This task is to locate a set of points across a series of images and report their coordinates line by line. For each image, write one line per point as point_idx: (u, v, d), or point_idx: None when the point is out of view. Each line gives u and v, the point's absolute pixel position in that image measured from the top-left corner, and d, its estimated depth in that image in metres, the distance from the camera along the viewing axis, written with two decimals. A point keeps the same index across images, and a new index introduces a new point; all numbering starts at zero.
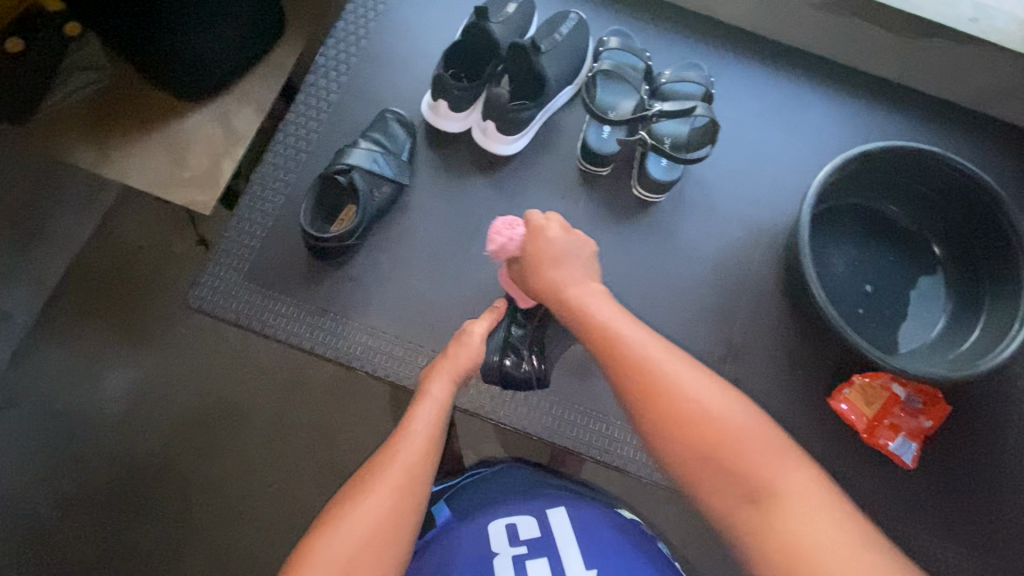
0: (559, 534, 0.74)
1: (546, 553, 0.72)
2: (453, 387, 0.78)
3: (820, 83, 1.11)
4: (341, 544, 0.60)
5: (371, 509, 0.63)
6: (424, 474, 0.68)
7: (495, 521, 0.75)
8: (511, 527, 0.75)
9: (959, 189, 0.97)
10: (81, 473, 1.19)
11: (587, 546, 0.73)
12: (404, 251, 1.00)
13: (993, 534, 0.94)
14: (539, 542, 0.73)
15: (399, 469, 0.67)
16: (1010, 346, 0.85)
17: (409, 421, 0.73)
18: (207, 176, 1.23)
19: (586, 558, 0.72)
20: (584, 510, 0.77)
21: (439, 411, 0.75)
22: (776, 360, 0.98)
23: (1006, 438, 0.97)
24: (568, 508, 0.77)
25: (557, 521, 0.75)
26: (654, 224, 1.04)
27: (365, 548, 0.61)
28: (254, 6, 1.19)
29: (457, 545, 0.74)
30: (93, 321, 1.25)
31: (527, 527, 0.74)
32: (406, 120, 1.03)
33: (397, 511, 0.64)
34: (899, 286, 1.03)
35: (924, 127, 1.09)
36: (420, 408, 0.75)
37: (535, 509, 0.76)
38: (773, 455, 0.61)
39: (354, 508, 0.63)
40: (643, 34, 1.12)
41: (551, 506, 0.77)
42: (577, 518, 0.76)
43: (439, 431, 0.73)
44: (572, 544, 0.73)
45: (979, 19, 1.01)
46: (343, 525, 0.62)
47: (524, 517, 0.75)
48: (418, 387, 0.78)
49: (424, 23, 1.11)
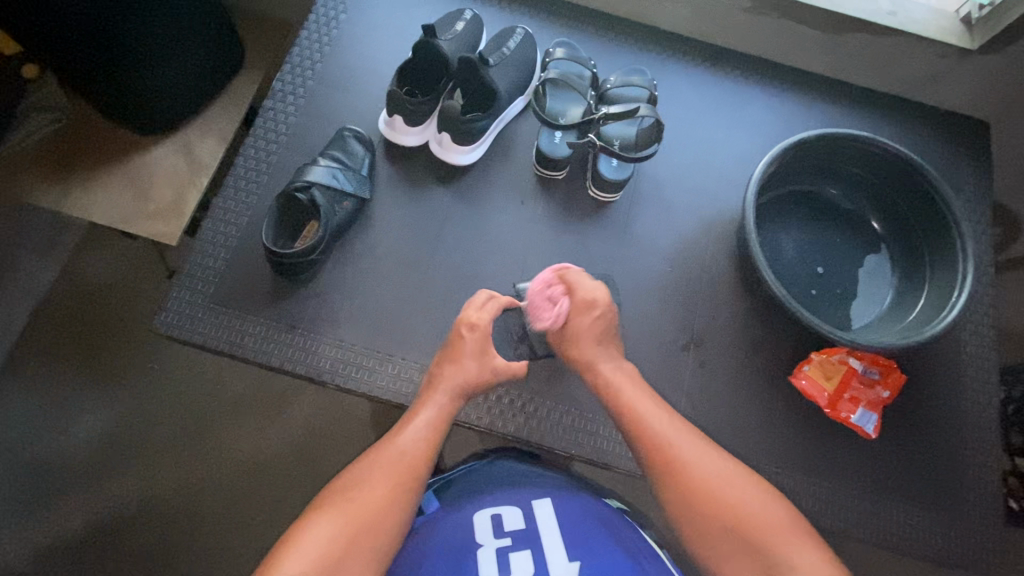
0: (542, 526, 0.76)
1: (528, 546, 0.74)
2: (458, 396, 0.82)
3: (757, 80, 1.17)
4: (331, 527, 0.67)
5: (364, 500, 0.69)
6: (416, 478, 0.73)
7: (481, 511, 0.78)
8: (496, 518, 0.78)
9: (892, 169, 1.03)
10: (58, 520, 1.16)
11: (569, 538, 0.75)
12: (370, 263, 1.02)
13: (958, 497, 0.97)
14: (523, 534, 0.75)
15: (400, 465, 0.74)
16: (953, 311, 0.91)
17: (410, 422, 0.79)
18: (171, 207, 1.26)
19: (569, 550, 0.74)
20: (569, 501, 0.80)
21: (439, 419, 0.80)
22: (738, 343, 1.01)
23: (960, 401, 1.01)
24: (552, 499, 0.80)
25: (540, 512, 0.78)
26: (611, 221, 1.08)
27: (364, 529, 0.67)
28: (210, 40, 1.23)
29: (442, 533, 0.77)
30: (64, 363, 1.24)
31: (512, 519, 0.77)
32: (363, 137, 1.06)
33: (385, 506, 0.70)
34: (848, 264, 1.08)
35: (856, 116, 1.16)
36: (423, 411, 0.80)
37: (521, 501, 0.79)
38: (752, 506, 0.70)
39: (357, 495, 0.70)
40: (587, 44, 1.17)
41: (537, 497, 0.80)
42: (560, 507, 0.79)
43: (438, 433, 0.79)
44: (554, 535, 0.75)
45: (898, 12, 1.08)
46: (345, 509, 0.68)
47: (509, 508, 0.78)
48: (423, 391, 0.83)
49: (376, 45, 1.15)
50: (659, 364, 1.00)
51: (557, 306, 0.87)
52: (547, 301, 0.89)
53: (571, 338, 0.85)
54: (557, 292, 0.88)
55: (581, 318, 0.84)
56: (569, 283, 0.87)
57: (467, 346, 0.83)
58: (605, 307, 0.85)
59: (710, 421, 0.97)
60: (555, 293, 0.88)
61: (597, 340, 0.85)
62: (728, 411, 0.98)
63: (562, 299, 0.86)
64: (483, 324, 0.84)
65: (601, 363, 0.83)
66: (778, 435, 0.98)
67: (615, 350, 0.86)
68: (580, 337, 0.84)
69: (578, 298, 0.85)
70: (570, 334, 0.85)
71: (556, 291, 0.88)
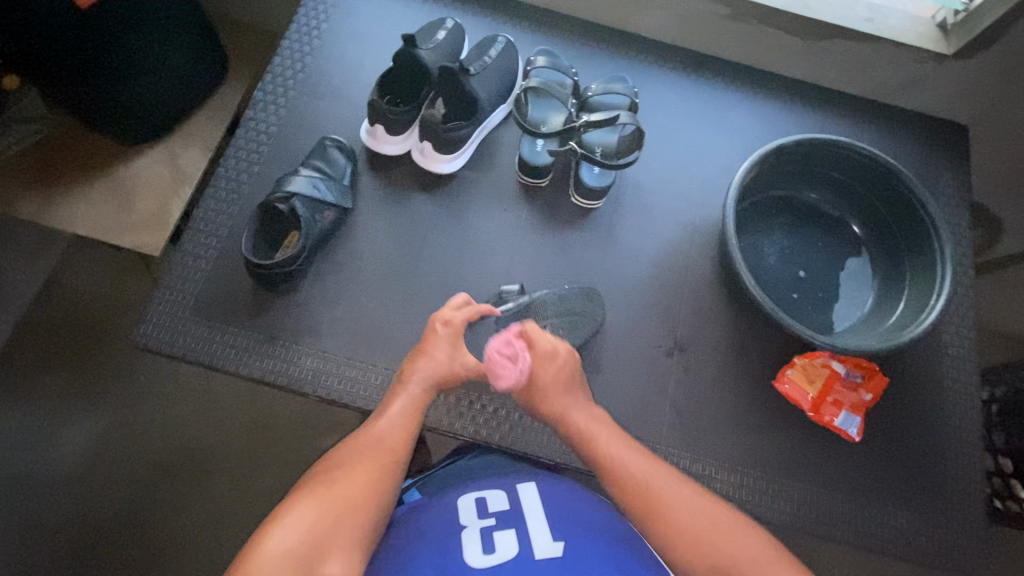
0: (526, 506, 0.75)
1: (513, 525, 0.72)
2: (431, 386, 0.82)
3: (737, 86, 1.18)
4: (314, 509, 0.65)
5: (346, 484, 0.68)
6: (394, 461, 0.72)
7: (464, 495, 0.76)
8: (479, 500, 0.76)
9: (869, 172, 1.04)
10: (37, 537, 1.12)
11: (554, 519, 0.73)
12: (352, 273, 1.02)
13: (942, 497, 0.98)
14: (507, 514, 0.73)
15: (380, 450, 0.73)
16: (932, 314, 0.92)
17: (386, 411, 0.78)
18: (153, 218, 1.26)
19: (553, 530, 0.72)
20: (553, 487, 0.79)
21: (414, 407, 0.79)
22: (721, 347, 1.02)
23: (942, 402, 1.02)
24: (536, 484, 0.79)
25: (525, 494, 0.77)
26: (594, 228, 1.08)
27: (347, 512, 0.66)
28: (193, 49, 1.22)
29: (425, 519, 0.74)
30: (45, 374, 1.20)
31: (497, 500, 0.75)
32: (345, 147, 1.06)
33: (365, 486, 0.69)
34: (830, 268, 1.08)
35: (835, 121, 1.17)
36: (397, 400, 0.80)
37: (506, 485, 0.78)
38: (726, 535, 0.68)
39: (338, 479, 0.68)
40: (569, 52, 1.18)
41: (521, 482, 0.79)
42: (544, 492, 0.78)
43: (415, 420, 0.78)
44: (538, 514, 0.74)
45: (874, 18, 1.10)
46: (327, 492, 0.67)
47: (493, 492, 0.77)
48: (397, 383, 0.83)
49: (358, 54, 1.15)
50: (644, 369, 1.00)
51: (519, 364, 0.81)
52: (509, 357, 0.82)
53: (538, 392, 0.81)
54: (517, 347, 0.82)
55: (546, 371, 0.81)
56: (528, 339, 0.82)
57: (438, 342, 0.84)
58: (566, 355, 0.83)
59: (696, 426, 0.98)
60: (516, 349, 0.82)
61: (564, 390, 0.81)
62: (712, 415, 0.98)
63: (523, 355, 0.81)
64: (456, 322, 0.85)
65: (572, 413, 0.80)
66: (763, 439, 0.98)
67: (585, 394, 0.83)
68: (546, 391, 0.80)
69: (540, 350, 0.81)
70: (535, 390, 0.81)
71: (518, 347, 0.82)
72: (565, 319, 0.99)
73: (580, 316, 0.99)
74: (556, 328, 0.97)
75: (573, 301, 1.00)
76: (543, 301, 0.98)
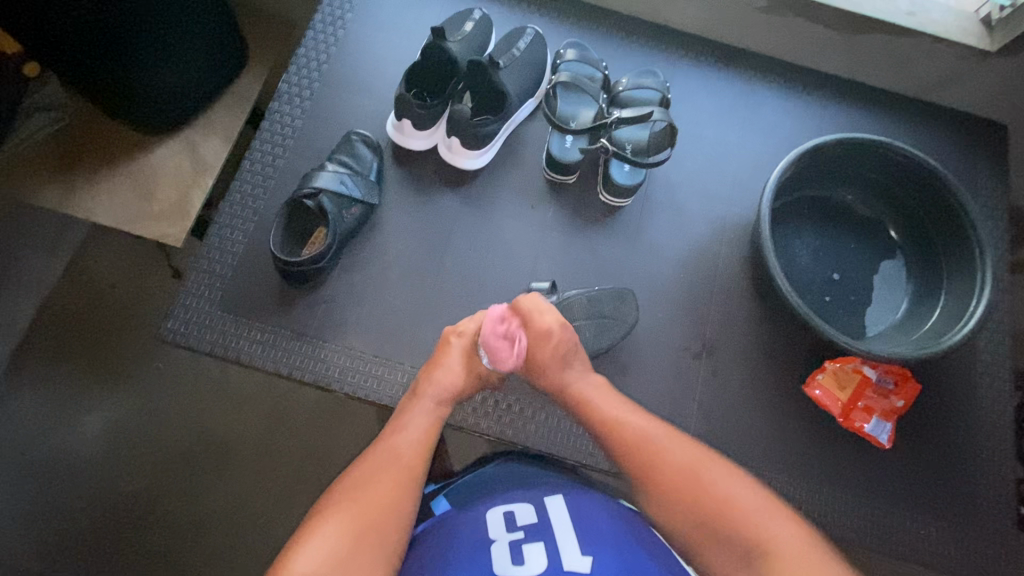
0: (555, 520, 0.72)
1: (541, 537, 0.69)
2: (439, 408, 0.81)
3: (771, 80, 1.15)
4: (335, 530, 0.65)
5: (366, 502, 0.68)
6: (415, 478, 0.72)
7: (492, 508, 0.74)
8: (507, 514, 0.73)
9: (909, 172, 1.01)
10: (66, 519, 1.13)
11: (583, 533, 0.70)
12: (378, 269, 1.01)
13: (974, 509, 0.96)
14: (535, 526, 0.71)
15: (395, 467, 0.72)
16: (971, 320, 0.89)
17: (402, 427, 0.78)
18: (175, 209, 1.24)
19: (583, 544, 0.68)
20: (583, 500, 0.75)
21: (430, 425, 0.78)
22: (751, 351, 1.00)
23: (974, 410, 1.00)
24: (564, 496, 0.76)
25: (553, 507, 0.74)
26: (623, 227, 1.06)
27: (366, 533, 0.65)
28: (213, 36, 1.20)
29: (454, 533, 0.72)
30: (69, 362, 1.21)
31: (525, 514, 0.73)
32: (372, 141, 1.05)
33: (388, 505, 0.68)
34: (863, 272, 1.06)
35: (871, 118, 1.14)
36: (412, 418, 0.79)
37: (533, 497, 0.76)
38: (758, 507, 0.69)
39: (354, 500, 0.68)
40: (598, 44, 1.15)
41: (549, 494, 0.76)
42: (573, 504, 0.74)
43: (431, 437, 0.78)
44: (567, 529, 0.70)
45: (916, 12, 1.06)
46: (342, 513, 0.67)
47: (521, 505, 0.75)
48: (410, 400, 0.82)
49: (384, 46, 1.13)
50: (670, 372, 0.99)
51: (514, 346, 0.83)
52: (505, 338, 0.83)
53: (538, 368, 0.83)
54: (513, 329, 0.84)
55: (543, 351, 0.82)
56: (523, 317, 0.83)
57: (452, 353, 0.83)
58: (562, 334, 0.82)
59: (724, 431, 0.96)
60: (510, 328, 0.83)
61: (563, 363, 0.83)
62: (739, 420, 0.97)
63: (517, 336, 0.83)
64: (470, 332, 0.86)
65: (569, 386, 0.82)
66: (792, 444, 0.97)
67: (584, 357, 0.85)
68: (546, 365, 0.83)
69: (534, 330, 0.82)
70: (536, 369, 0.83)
71: (513, 326, 0.83)
72: (594, 321, 0.96)
73: (609, 321, 0.96)
74: (585, 329, 0.95)
75: (602, 303, 0.97)
76: (573, 303, 0.96)
